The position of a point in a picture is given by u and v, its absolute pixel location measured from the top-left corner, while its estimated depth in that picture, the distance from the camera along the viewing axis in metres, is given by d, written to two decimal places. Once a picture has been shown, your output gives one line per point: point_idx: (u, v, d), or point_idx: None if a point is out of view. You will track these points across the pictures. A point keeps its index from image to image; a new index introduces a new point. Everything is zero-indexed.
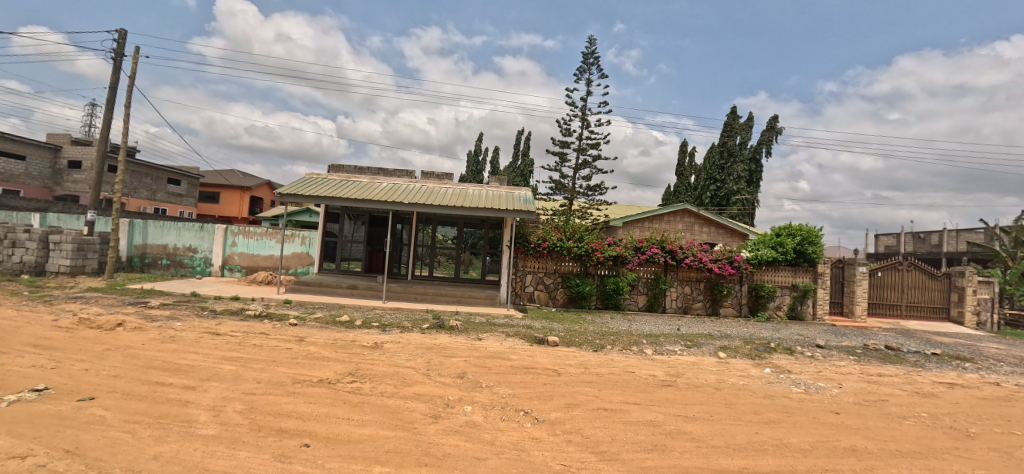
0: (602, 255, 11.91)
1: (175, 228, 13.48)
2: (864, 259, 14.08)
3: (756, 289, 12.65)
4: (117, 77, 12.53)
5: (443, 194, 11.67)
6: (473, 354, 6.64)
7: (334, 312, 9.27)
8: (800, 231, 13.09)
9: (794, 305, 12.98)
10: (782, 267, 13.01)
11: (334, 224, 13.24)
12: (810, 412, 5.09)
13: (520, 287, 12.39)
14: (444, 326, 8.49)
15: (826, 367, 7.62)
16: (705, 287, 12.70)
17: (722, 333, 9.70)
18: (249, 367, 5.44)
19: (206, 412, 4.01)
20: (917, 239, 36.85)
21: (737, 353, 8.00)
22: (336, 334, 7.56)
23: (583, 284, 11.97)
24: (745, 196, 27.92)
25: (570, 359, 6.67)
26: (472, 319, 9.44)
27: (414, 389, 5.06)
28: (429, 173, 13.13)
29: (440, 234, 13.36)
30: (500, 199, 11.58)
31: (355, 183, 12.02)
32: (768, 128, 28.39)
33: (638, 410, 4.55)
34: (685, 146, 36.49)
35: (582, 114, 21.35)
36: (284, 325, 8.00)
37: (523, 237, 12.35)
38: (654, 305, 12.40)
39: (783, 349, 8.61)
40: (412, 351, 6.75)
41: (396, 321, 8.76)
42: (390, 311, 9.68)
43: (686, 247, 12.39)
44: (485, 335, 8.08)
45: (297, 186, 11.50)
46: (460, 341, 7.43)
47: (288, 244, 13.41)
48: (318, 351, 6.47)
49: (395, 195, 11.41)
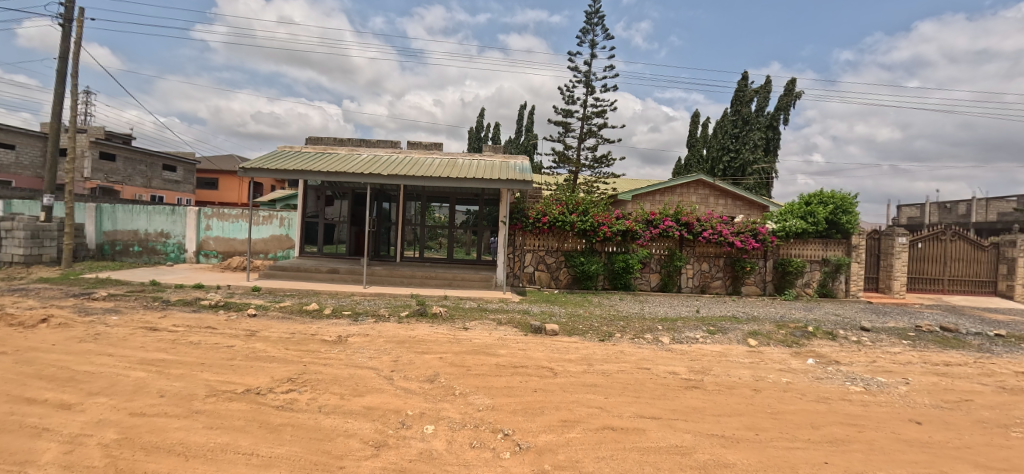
0: (609, 230, 10.66)
1: (145, 212, 12.45)
2: (904, 229, 12.56)
3: (783, 264, 11.30)
4: (67, 44, 11.33)
5: (429, 165, 10.40)
6: (453, 349, 5.47)
7: (305, 300, 8.15)
8: (832, 199, 11.66)
9: (825, 282, 11.64)
10: (811, 239, 11.63)
11: (313, 204, 12.07)
12: (882, 425, 3.86)
13: (519, 267, 11.16)
14: (426, 313, 7.35)
15: (879, 355, 6.36)
16: (725, 263, 11.37)
17: (748, 315, 8.43)
18: (165, 375, 4.35)
19: (58, 447, 2.92)
20: (943, 209, 34.75)
21: (770, 340, 6.76)
22: (297, 327, 6.45)
23: (588, 263, 10.74)
24: (761, 167, 26.19)
25: (571, 352, 5.50)
26: (461, 304, 8.28)
27: (364, 401, 3.91)
28: (416, 144, 11.83)
29: (430, 213, 12.16)
30: (493, 168, 10.28)
31: (331, 156, 10.77)
32: (787, 93, 26.48)
33: (658, 430, 3.36)
34: (695, 117, 34.54)
35: (586, 80, 19.77)
36: (240, 317, 6.92)
37: (520, 212, 11.07)
38: (668, 285, 11.15)
39: (824, 334, 7.31)
40: (379, 346, 5.62)
41: (373, 309, 7.66)
42: (370, 297, 8.55)
43: (704, 219, 11.06)
44: (472, 323, 6.90)
45: (265, 160, 10.27)
46: (441, 333, 6.27)
47: (265, 226, 12.32)
48: (265, 349, 5.37)
49: (374, 167, 10.16)
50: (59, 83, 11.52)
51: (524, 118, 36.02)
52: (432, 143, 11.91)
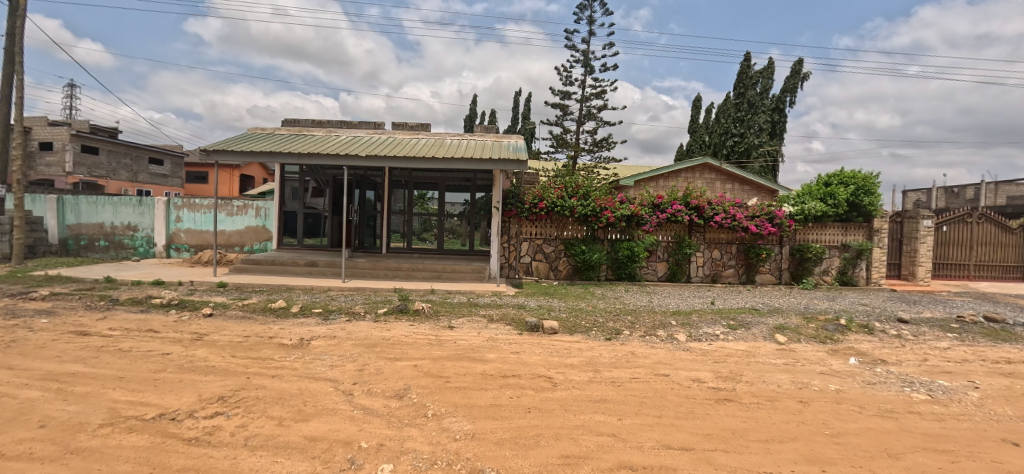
0: (613, 215, 9.76)
1: (111, 204, 11.53)
2: (929, 211, 11.65)
3: (800, 251, 10.41)
4: (13, 18, 10.31)
5: (414, 145, 9.45)
6: (432, 353, 4.59)
7: (273, 297, 7.27)
8: (853, 179, 10.77)
9: (845, 269, 10.78)
10: (830, 223, 10.74)
11: (291, 192, 11.15)
12: (976, 450, 3.00)
13: (514, 258, 10.28)
14: (407, 309, 6.46)
15: (928, 352, 5.50)
16: (738, 250, 10.49)
17: (768, 307, 7.57)
18: (64, 395, 3.48)
19: None
20: (949, 194, 33.84)
21: (801, 336, 5.90)
22: (255, 329, 5.56)
23: (590, 252, 9.86)
24: (766, 151, 25.23)
25: (573, 355, 4.63)
26: (448, 299, 7.39)
27: (308, 428, 3.03)
28: (401, 125, 10.85)
29: (418, 201, 11.23)
30: (484, 148, 9.33)
31: (306, 137, 9.79)
32: (793, 74, 25.46)
33: (691, 468, 2.49)
34: (697, 102, 33.48)
35: (584, 59, 18.78)
36: (193, 318, 6.03)
37: (515, 197, 10.13)
38: (676, 275, 10.28)
39: (859, 327, 6.44)
40: (346, 350, 4.74)
41: (348, 306, 6.78)
42: (347, 293, 7.68)
43: (715, 203, 10.17)
44: (460, 321, 6.02)
45: (230, 141, 9.25)
46: (420, 333, 5.39)
47: (239, 217, 11.37)
48: (207, 357, 4.48)
49: (353, 148, 9.22)
50: (8, 64, 10.52)
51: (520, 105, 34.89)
52: (419, 124, 10.92)
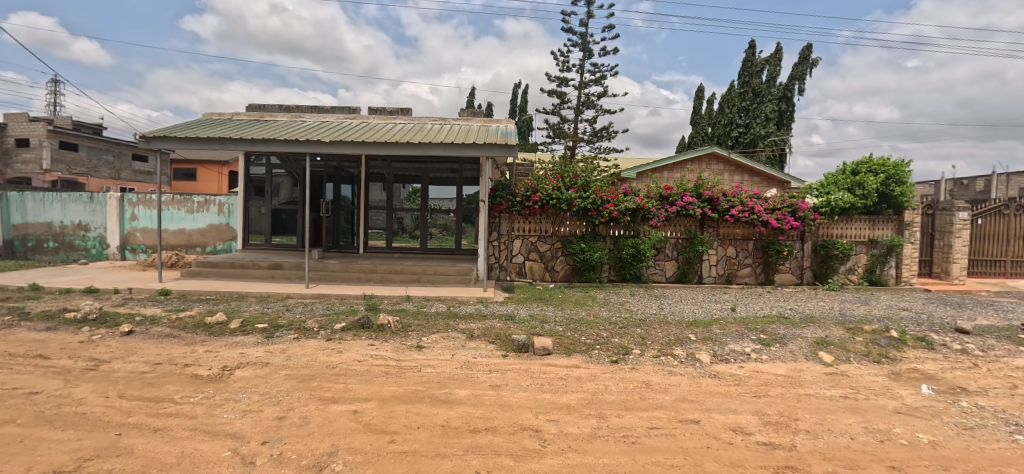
0: (616, 209, 8.64)
1: (59, 201, 10.40)
2: (965, 202, 10.53)
3: (824, 247, 9.31)
4: None
5: (389, 131, 8.31)
6: (385, 388, 3.49)
7: (217, 308, 6.17)
8: (883, 167, 9.67)
9: (873, 268, 9.70)
10: (857, 216, 9.63)
11: (257, 184, 10.01)
12: None
13: (506, 257, 9.19)
14: (371, 323, 5.32)
15: (1013, 376, 4.41)
16: (755, 248, 9.38)
17: (799, 315, 6.46)
18: None
19: None
20: (959, 186, 32.69)
21: (849, 354, 4.82)
22: (173, 353, 4.46)
23: (590, 251, 8.75)
24: (773, 142, 24.02)
25: (570, 391, 3.54)
26: (423, 309, 6.25)
27: None
28: (378, 110, 9.69)
29: (398, 196, 10.08)
30: (469, 133, 8.19)
31: (267, 122, 8.61)
32: (801, 60, 24.27)
33: None
34: (698, 92, 32.23)
35: (582, 43, 17.60)
36: (106, 338, 4.93)
37: (505, 189, 8.96)
38: (687, 275, 9.19)
39: (915, 341, 5.34)
40: (275, 385, 3.64)
41: (302, 319, 5.67)
42: (307, 302, 6.56)
43: (731, 194, 9.05)
44: (432, 339, 4.91)
45: (178, 127, 8.07)
46: (378, 358, 4.27)
47: (199, 215, 10.21)
48: (82, 400, 3.37)
49: (319, 134, 8.08)
50: None
51: (516, 97, 33.50)
52: (398, 109, 9.74)
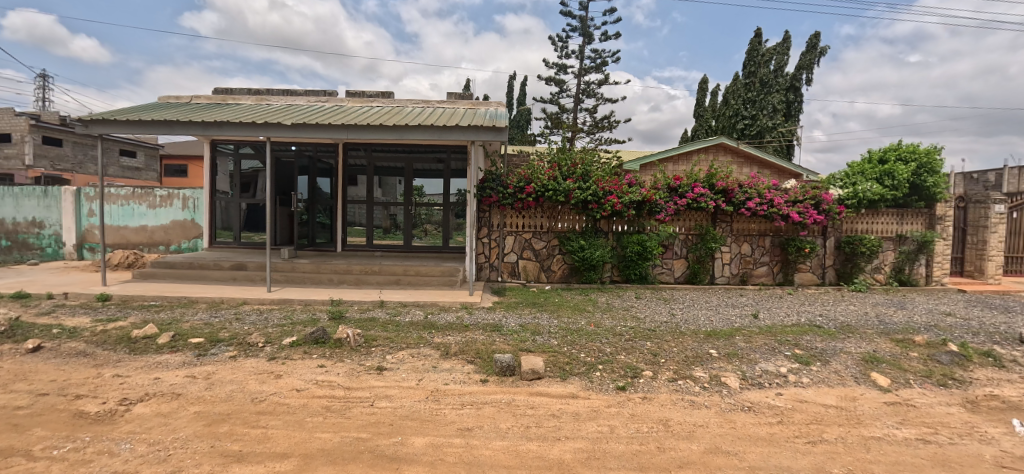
0: (620, 202, 7.74)
1: (11, 196, 9.49)
2: (1001, 194, 9.61)
3: (850, 244, 8.41)
4: None
5: (364, 113, 7.38)
6: (314, 437, 2.59)
7: (155, 318, 5.27)
8: (914, 154, 8.75)
9: (902, 266, 8.80)
10: (885, 209, 8.72)
11: (224, 176, 9.11)
12: None
13: (497, 256, 8.30)
14: (328, 336, 4.43)
15: None
16: (772, 245, 8.49)
17: (833, 323, 5.57)
18: None
19: None
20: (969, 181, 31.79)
21: (908, 376, 3.94)
22: (70, 379, 3.57)
23: (591, 248, 7.86)
24: (780, 133, 23.07)
25: (565, 438, 2.65)
26: (396, 318, 5.34)
27: None
28: (356, 93, 8.76)
29: (380, 189, 9.19)
30: (454, 116, 7.27)
31: (228, 105, 7.68)
32: (809, 49, 23.30)
33: None
34: (702, 83, 31.22)
35: (582, 28, 16.59)
36: (2, 357, 4.04)
37: (496, 180, 8.05)
38: (697, 275, 8.30)
39: (980, 356, 4.44)
40: (174, 429, 2.74)
41: (250, 330, 4.78)
42: (264, 310, 5.67)
43: (747, 185, 8.15)
44: (397, 358, 4.02)
45: (124, 109, 7.16)
46: (323, 386, 3.38)
47: (161, 210, 9.31)
48: None
49: (284, 117, 7.16)
50: None
51: (514, 90, 32.48)
52: (378, 92, 8.81)
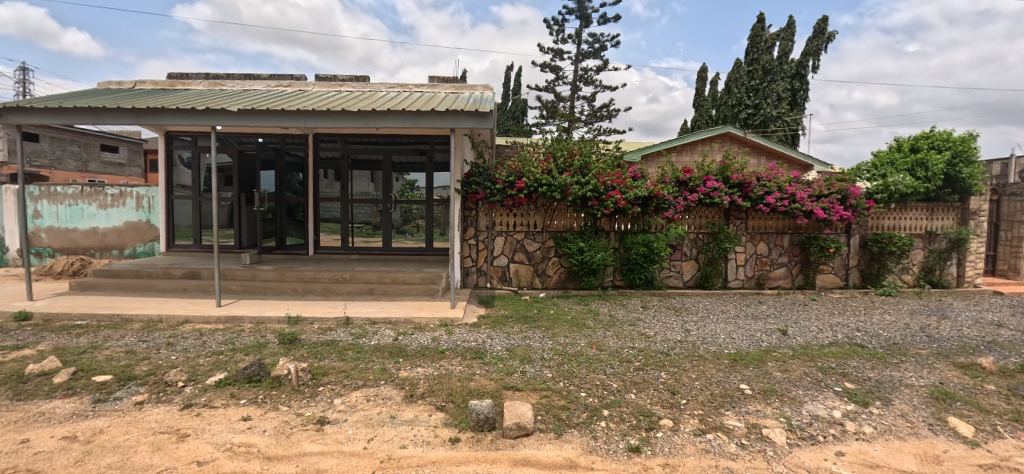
0: (623, 198, 6.87)
1: None
2: None
3: (877, 243, 7.58)
4: None
5: (330, 98, 6.45)
6: None
7: (69, 345, 4.37)
8: (949, 142, 7.88)
9: (933, 266, 7.97)
10: (916, 203, 7.87)
11: (182, 171, 8.18)
12: None
13: (485, 259, 7.43)
14: (266, 372, 3.56)
15: None
16: (792, 244, 7.65)
17: (877, 342, 4.72)
18: None
19: None
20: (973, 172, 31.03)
21: (996, 421, 3.09)
22: None
23: (591, 251, 6.99)
24: (785, 123, 22.12)
25: None
26: (359, 342, 4.46)
27: None
28: (326, 77, 7.80)
29: (357, 184, 8.32)
30: (433, 101, 6.35)
31: (176, 90, 6.72)
32: (815, 34, 22.32)
33: None
34: (702, 72, 30.13)
35: (580, 10, 15.52)
36: None
37: (483, 174, 7.16)
38: (709, 279, 7.45)
39: None
40: None
41: (176, 363, 3.88)
42: (206, 332, 4.77)
43: (766, 178, 7.28)
44: (346, 405, 3.14)
45: (51, 96, 6.21)
46: (234, 458, 2.49)
47: (113, 210, 8.41)
48: None
49: (237, 103, 6.22)
50: None
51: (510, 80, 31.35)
52: (351, 76, 7.86)
